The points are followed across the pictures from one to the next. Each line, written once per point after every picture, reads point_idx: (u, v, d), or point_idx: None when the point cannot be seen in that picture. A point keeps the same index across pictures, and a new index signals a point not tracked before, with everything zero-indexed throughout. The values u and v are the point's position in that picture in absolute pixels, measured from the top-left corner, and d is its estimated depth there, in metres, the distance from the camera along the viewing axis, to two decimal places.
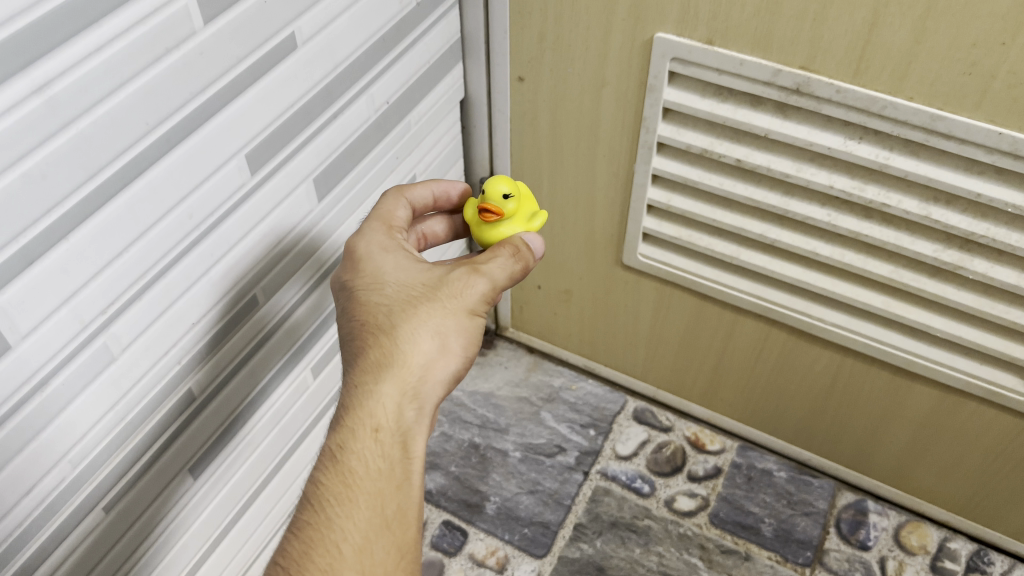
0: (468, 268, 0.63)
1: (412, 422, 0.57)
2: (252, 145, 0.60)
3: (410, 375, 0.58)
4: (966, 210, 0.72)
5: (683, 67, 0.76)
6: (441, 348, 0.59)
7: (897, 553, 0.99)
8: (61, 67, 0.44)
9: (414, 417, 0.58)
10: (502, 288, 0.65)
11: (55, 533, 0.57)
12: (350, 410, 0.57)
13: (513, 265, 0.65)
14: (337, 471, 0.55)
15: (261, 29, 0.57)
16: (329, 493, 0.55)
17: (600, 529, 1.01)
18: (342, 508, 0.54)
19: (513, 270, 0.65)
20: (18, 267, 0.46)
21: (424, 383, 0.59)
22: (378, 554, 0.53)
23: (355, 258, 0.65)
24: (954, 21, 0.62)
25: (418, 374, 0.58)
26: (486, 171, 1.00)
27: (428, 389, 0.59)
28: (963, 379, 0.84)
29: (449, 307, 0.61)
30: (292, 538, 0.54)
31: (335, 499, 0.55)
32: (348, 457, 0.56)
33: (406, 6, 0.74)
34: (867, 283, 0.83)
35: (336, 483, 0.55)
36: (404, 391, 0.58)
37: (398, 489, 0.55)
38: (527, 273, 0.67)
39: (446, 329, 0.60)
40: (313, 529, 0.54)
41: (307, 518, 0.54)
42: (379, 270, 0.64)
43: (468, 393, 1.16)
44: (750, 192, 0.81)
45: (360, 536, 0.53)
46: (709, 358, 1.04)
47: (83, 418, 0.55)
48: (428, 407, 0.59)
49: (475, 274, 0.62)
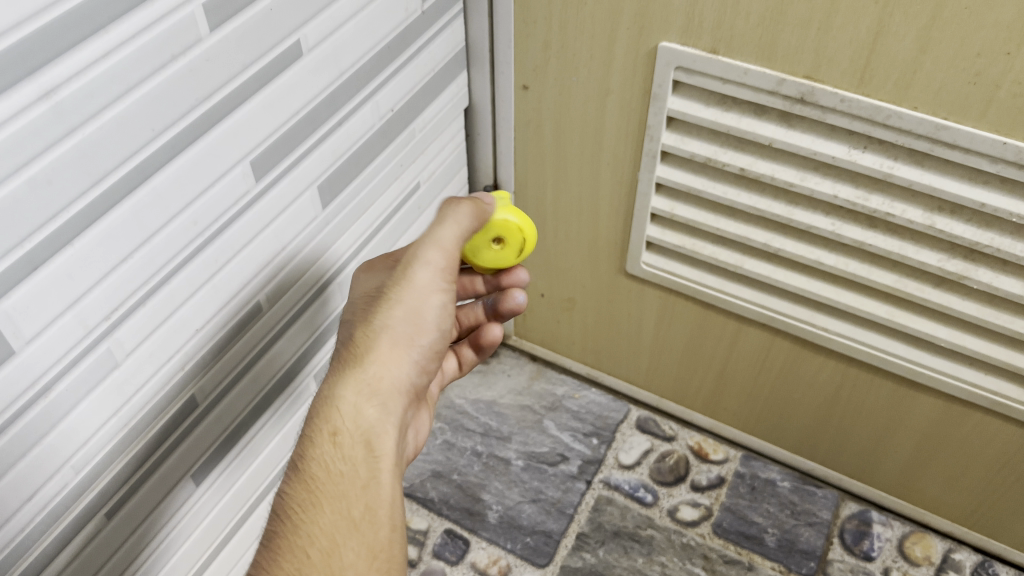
0: (411, 245, 0.64)
1: (371, 421, 0.58)
2: (257, 152, 0.61)
3: (365, 375, 0.59)
4: (971, 219, 0.72)
5: (687, 75, 0.76)
6: (394, 340, 0.61)
7: (901, 564, 0.99)
8: (69, 73, 0.44)
9: (373, 415, 0.58)
10: (456, 239, 0.65)
11: (56, 540, 0.56)
12: (309, 418, 0.58)
13: (456, 210, 0.65)
14: (300, 479, 0.55)
15: (266, 36, 0.57)
16: (293, 501, 0.54)
17: (602, 538, 1.01)
18: (306, 514, 0.54)
19: (460, 223, 0.65)
20: (23, 272, 0.46)
21: (379, 378, 0.60)
22: (347, 555, 0.53)
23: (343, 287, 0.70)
24: (959, 30, 0.62)
25: (373, 372, 0.60)
26: (491, 178, 1.00)
27: (384, 386, 0.60)
28: (969, 389, 0.83)
29: (396, 294, 0.62)
30: (260, 553, 0.53)
31: (299, 506, 0.54)
32: (309, 463, 0.56)
33: (412, 14, 0.74)
34: (872, 292, 0.83)
35: (301, 491, 0.55)
36: (361, 391, 0.59)
37: (364, 488, 0.56)
38: (479, 216, 0.68)
39: (396, 319, 0.61)
40: (279, 539, 0.53)
41: (273, 528, 0.54)
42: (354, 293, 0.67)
43: (471, 401, 1.16)
44: (754, 200, 0.81)
45: (328, 539, 0.53)
46: (712, 367, 1.04)
47: (87, 425, 0.55)
48: (386, 402, 0.60)
49: (423, 252, 0.63)
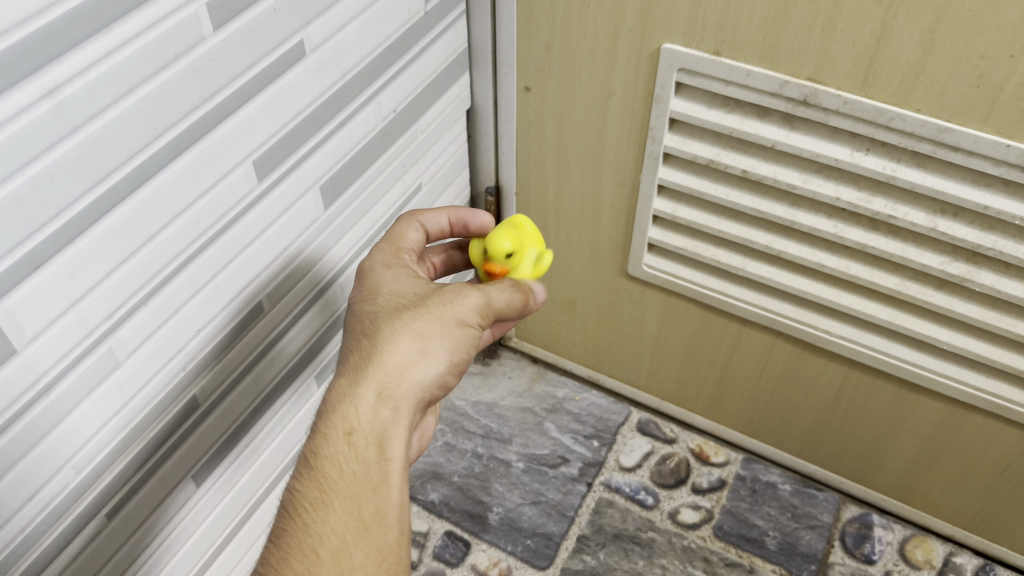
0: (463, 282, 0.63)
1: (388, 422, 0.57)
2: (259, 152, 0.60)
3: (385, 377, 0.58)
4: (974, 222, 0.72)
5: (690, 77, 0.76)
6: (422, 349, 0.59)
7: (903, 567, 0.99)
8: (71, 72, 0.44)
9: (389, 418, 0.57)
10: (502, 308, 0.65)
11: (56, 541, 0.56)
12: (326, 415, 0.57)
13: (515, 292, 0.66)
14: (313, 476, 0.55)
15: (269, 36, 0.57)
16: (306, 499, 0.55)
17: (603, 541, 1.00)
18: (318, 512, 0.54)
19: (513, 298, 0.66)
20: (25, 271, 0.46)
21: (401, 384, 0.58)
22: (356, 556, 0.52)
23: (360, 275, 0.67)
24: (962, 33, 0.62)
25: (394, 375, 0.58)
26: (492, 180, 1.00)
27: (404, 390, 0.58)
28: (971, 393, 0.83)
29: (433, 311, 0.61)
30: (271, 547, 0.54)
31: (311, 504, 0.54)
32: (323, 461, 0.56)
33: (415, 14, 0.74)
34: (874, 295, 0.83)
35: (313, 490, 0.55)
36: (379, 393, 0.58)
37: (375, 490, 0.55)
38: (527, 310, 0.68)
39: (428, 331, 0.60)
40: (291, 536, 0.53)
41: (284, 525, 0.54)
42: (377, 284, 0.65)
43: (471, 403, 1.16)
44: (756, 202, 0.81)
45: (338, 539, 0.53)
46: (714, 369, 1.04)
47: (88, 425, 0.54)
48: (405, 409, 0.58)
49: (468, 291, 0.62)
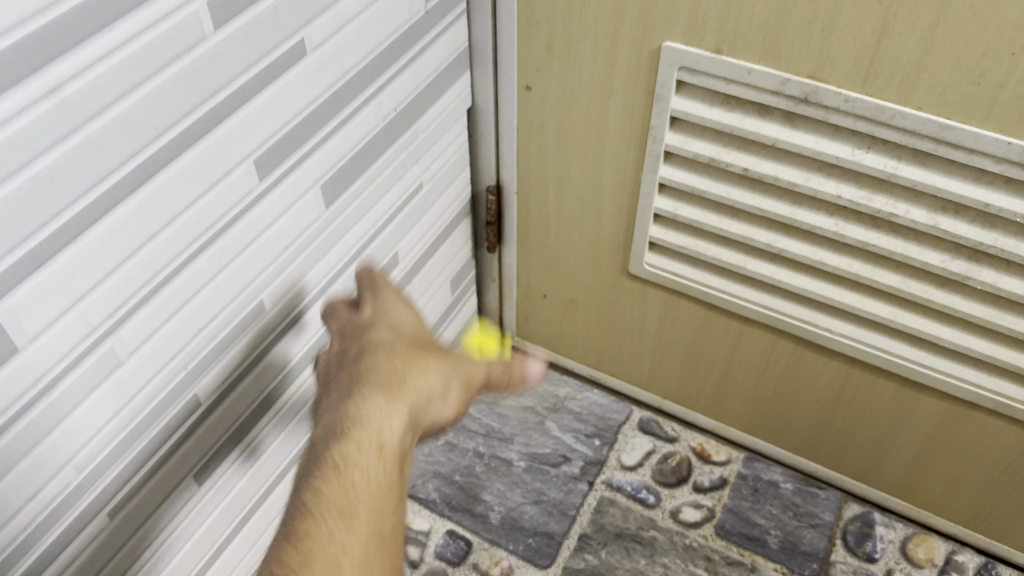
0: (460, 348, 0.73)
1: (405, 448, 0.60)
2: (260, 151, 0.60)
3: (410, 403, 0.62)
4: (975, 220, 0.72)
5: (690, 75, 0.76)
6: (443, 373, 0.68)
7: (904, 566, 0.99)
8: (72, 70, 0.44)
9: (406, 444, 0.61)
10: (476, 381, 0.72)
11: (58, 540, 0.56)
12: (353, 428, 0.58)
13: (507, 372, 0.76)
14: (340, 482, 0.55)
15: (271, 34, 0.57)
16: (331, 503, 0.54)
17: (605, 540, 1.00)
18: (342, 520, 0.53)
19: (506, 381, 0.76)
20: (26, 270, 0.46)
21: (417, 409, 0.63)
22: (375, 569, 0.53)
23: (364, 320, 0.69)
24: (963, 31, 0.62)
25: (416, 402, 0.63)
26: (493, 179, 1.00)
27: (419, 420, 0.63)
28: (973, 391, 0.83)
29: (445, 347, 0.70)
30: (288, 550, 0.51)
31: (336, 510, 0.54)
32: (352, 470, 0.55)
33: (416, 13, 0.74)
34: (875, 293, 0.83)
35: (338, 496, 0.54)
36: (404, 420, 0.61)
37: (393, 508, 0.57)
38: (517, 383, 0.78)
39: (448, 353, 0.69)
40: (311, 540, 0.52)
41: (304, 528, 0.52)
42: (389, 309, 0.71)
43: (473, 402, 1.16)
44: (757, 201, 0.81)
45: (361, 550, 0.53)
46: (715, 368, 1.03)
47: (90, 424, 0.55)
48: (414, 438, 0.62)
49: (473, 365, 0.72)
